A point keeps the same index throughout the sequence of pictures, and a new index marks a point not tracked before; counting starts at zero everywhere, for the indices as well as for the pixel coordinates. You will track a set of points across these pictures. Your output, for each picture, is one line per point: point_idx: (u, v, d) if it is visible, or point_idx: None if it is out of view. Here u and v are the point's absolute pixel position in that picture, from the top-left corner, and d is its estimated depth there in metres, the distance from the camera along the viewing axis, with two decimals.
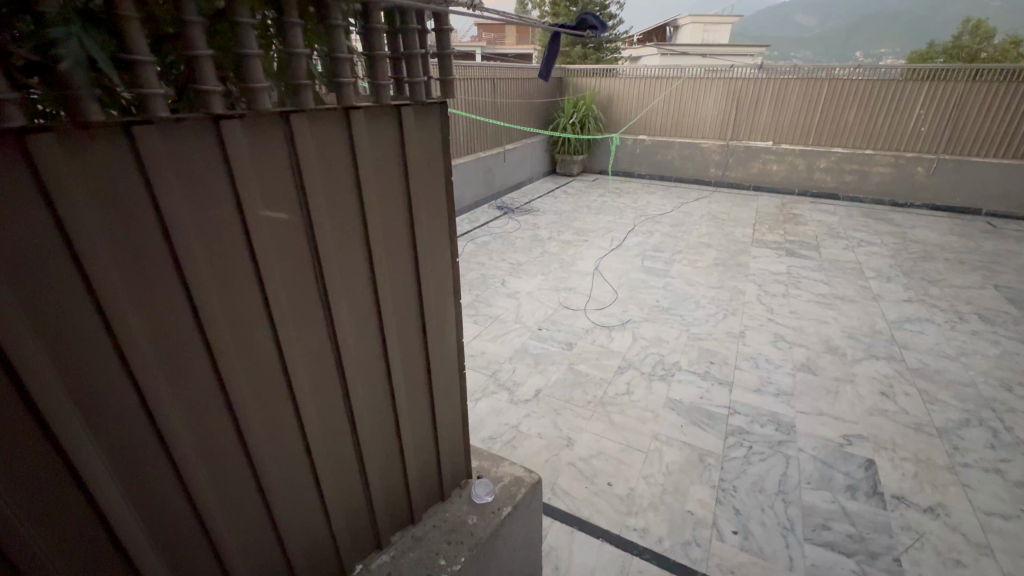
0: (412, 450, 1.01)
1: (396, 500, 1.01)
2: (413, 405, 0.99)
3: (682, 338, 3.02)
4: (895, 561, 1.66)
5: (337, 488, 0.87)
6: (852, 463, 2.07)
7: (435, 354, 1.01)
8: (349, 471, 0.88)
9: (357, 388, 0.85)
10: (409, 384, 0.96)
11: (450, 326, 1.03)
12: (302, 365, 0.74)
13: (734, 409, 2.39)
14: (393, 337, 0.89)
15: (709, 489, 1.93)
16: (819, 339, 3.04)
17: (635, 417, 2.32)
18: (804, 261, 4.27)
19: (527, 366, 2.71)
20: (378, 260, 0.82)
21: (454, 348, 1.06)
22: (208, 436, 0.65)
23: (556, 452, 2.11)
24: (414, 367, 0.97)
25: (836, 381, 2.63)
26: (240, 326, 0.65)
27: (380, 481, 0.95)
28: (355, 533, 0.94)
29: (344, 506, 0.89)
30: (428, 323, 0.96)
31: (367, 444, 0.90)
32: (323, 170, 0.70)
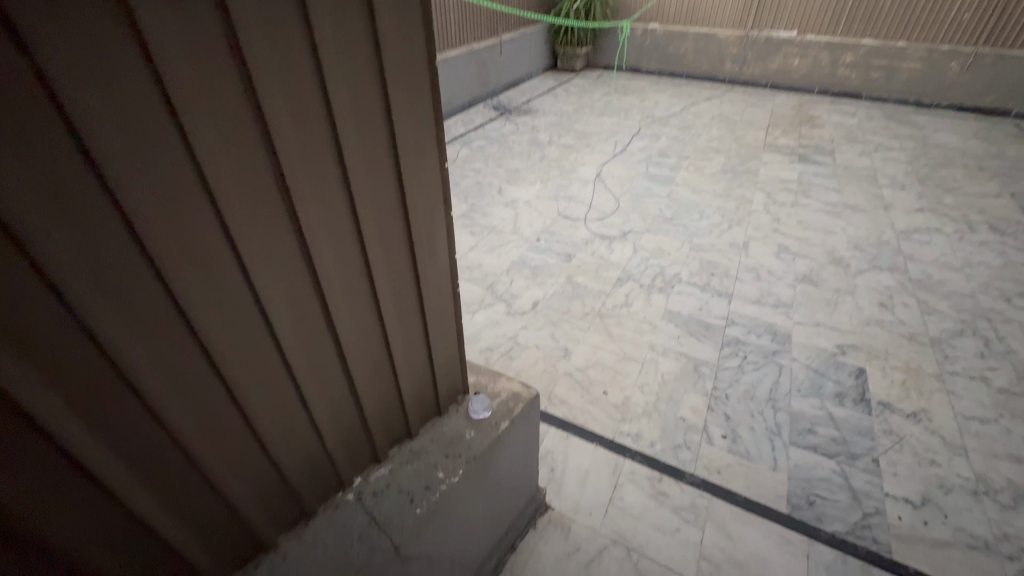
0: (406, 372, 0.98)
1: (391, 419, 0.99)
2: (404, 327, 0.94)
3: (684, 249, 2.95)
4: (874, 462, 1.75)
5: (328, 412, 0.85)
6: (843, 372, 2.11)
7: (426, 272, 0.93)
8: (339, 393, 0.86)
9: (340, 311, 0.79)
10: (398, 306, 0.90)
11: (442, 244, 0.95)
12: (274, 288, 0.68)
13: (732, 321, 2.39)
14: (376, 256, 0.81)
15: (701, 396, 1.98)
16: (823, 250, 2.97)
17: (633, 328, 2.33)
18: (816, 168, 4.06)
19: (525, 279, 2.66)
20: (353, 168, 0.71)
21: (447, 266, 0.99)
22: (177, 369, 0.60)
23: (554, 362, 2.14)
24: (403, 287, 0.90)
25: (836, 293, 2.61)
26: (194, 247, 0.57)
27: (373, 402, 0.93)
28: (351, 451, 0.93)
29: (335, 427, 0.87)
30: (417, 239, 0.88)
31: (357, 365, 0.86)
32: (274, 58, 0.57)
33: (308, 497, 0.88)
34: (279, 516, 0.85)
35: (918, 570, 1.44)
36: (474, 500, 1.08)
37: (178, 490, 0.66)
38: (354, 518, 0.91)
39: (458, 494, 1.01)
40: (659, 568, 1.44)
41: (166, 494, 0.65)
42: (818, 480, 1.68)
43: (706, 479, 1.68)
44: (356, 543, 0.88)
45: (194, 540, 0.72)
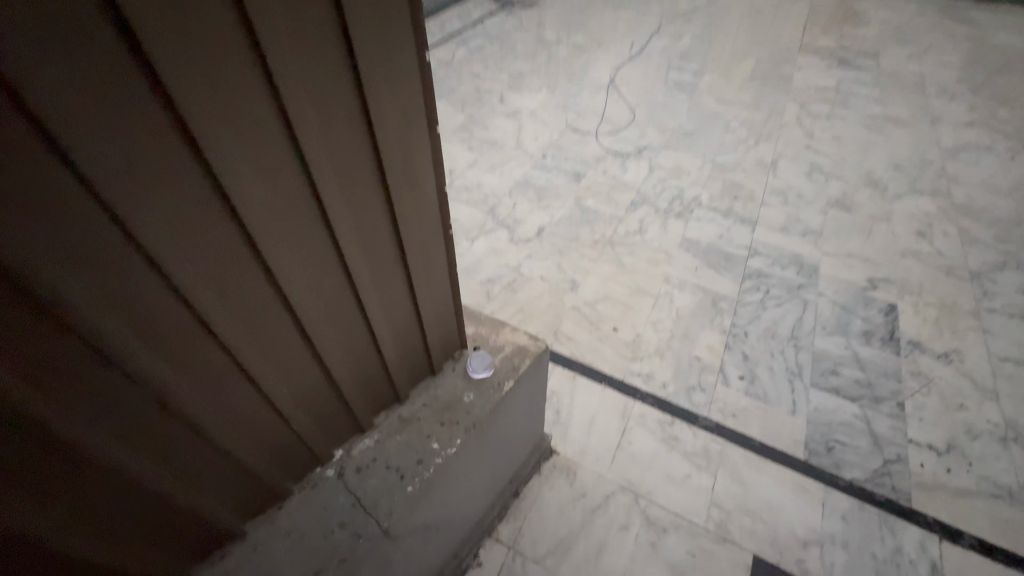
0: (388, 332, 0.80)
1: (373, 385, 0.84)
2: (381, 280, 0.74)
3: (705, 169, 2.65)
4: (898, 406, 1.65)
5: (290, 388, 0.69)
6: (873, 308, 1.95)
7: (409, 210, 0.71)
8: (298, 364, 0.69)
9: (283, 264, 0.59)
10: (373, 258, 0.70)
11: (428, 172, 0.71)
12: (172, 240, 0.47)
13: (755, 251, 2.18)
14: (332, 191, 0.59)
15: (719, 334, 1.84)
16: (859, 170, 2.68)
17: (646, 258, 2.13)
18: (857, 74, 3.59)
19: (529, 202, 2.41)
20: (278, 59, 0.46)
21: (436, 200, 0.76)
22: (52, 373, 0.44)
23: (560, 296, 1.97)
24: (377, 231, 0.69)
25: (871, 219, 2.38)
26: (35, 211, 0.38)
27: (347, 369, 0.76)
28: (325, 424, 0.79)
29: (298, 402, 0.72)
30: (391, 167, 0.64)
31: (320, 330, 0.68)
32: None
33: (277, 476, 0.75)
34: (245, 501, 0.73)
35: (936, 520, 1.39)
36: (474, 466, 0.96)
37: (82, 501, 0.52)
38: (335, 500, 0.79)
39: (455, 466, 0.88)
40: (667, 516, 1.38)
41: (82, 513, 0.53)
42: (838, 425, 1.59)
43: (720, 423, 1.58)
44: (337, 529, 0.76)
45: (138, 546, 0.61)
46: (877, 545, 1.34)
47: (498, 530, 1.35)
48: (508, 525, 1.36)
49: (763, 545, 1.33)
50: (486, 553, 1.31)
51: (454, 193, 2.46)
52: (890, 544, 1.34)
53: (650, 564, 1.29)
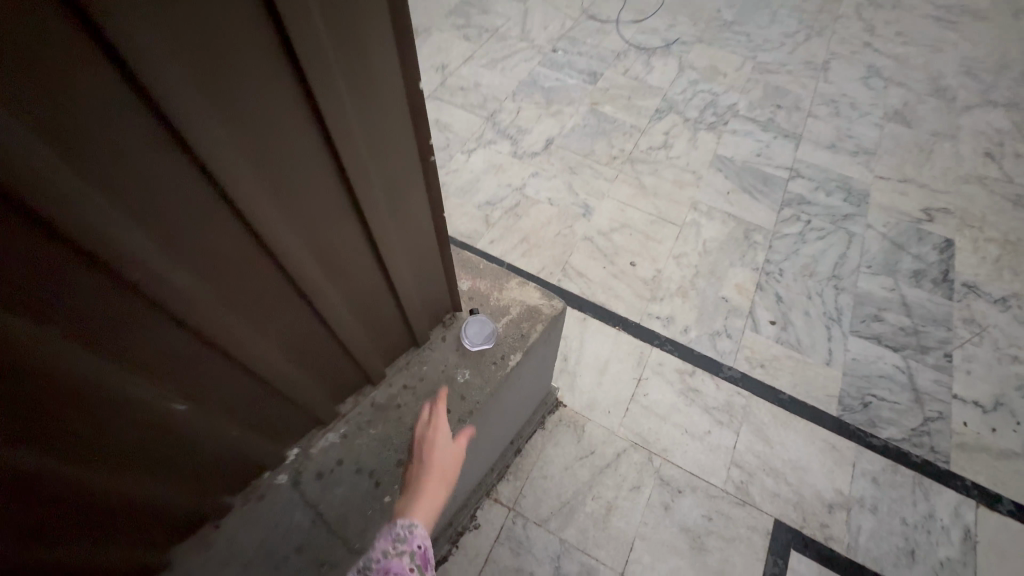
0: (333, 297, 0.59)
1: (320, 365, 0.64)
2: (309, 226, 0.51)
3: (745, 69, 2.24)
4: (946, 357, 1.47)
5: (214, 392, 0.53)
6: (927, 244, 1.71)
7: (346, 122, 0.47)
8: (179, 352, 0.47)
9: (101, 213, 0.35)
10: (308, 216, 0.50)
11: (377, 62, 0.46)
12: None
13: (797, 173, 1.88)
14: (184, 85, 0.34)
15: (750, 272, 1.61)
16: (925, 75, 2.27)
17: (671, 179, 1.83)
18: None
19: (536, 106, 2.04)
20: None
21: (394, 108, 0.51)
22: None
23: (570, 224, 1.70)
24: (292, 155, 0.45)
25: (933, 137, 2.04)
26: None
27: (271, 349, 0.56)
28: (250, 423, 0.59)
29: (192, 404, 0.51)
30: (307, 49, 0.39)
31: (208, 302, 0.47)
32: None
33: (181, 502, 0.56)
34: (132, 544, 0.54)
35: (975, 483, 1.27)
36: (471, 450, 0.80)
37: None
38: (289, 516, 0.63)
39: None
40: (684, 476, 1.26)
41: None
42: (877, 378, 1.42)
43: (747, 373, 1.41)
44: (294, 554, 0.62)
45: None
46: (908, 510, 1.23)
47: (498, 490, 1.23)
48: (508, 484, 1.23)
49: (785, 509, 1.22)
50: (484, 514, 1.20)
51: (447, 94, 2.07)
52: (923, 509, 1.23)
53: (663, 528, 1.19)
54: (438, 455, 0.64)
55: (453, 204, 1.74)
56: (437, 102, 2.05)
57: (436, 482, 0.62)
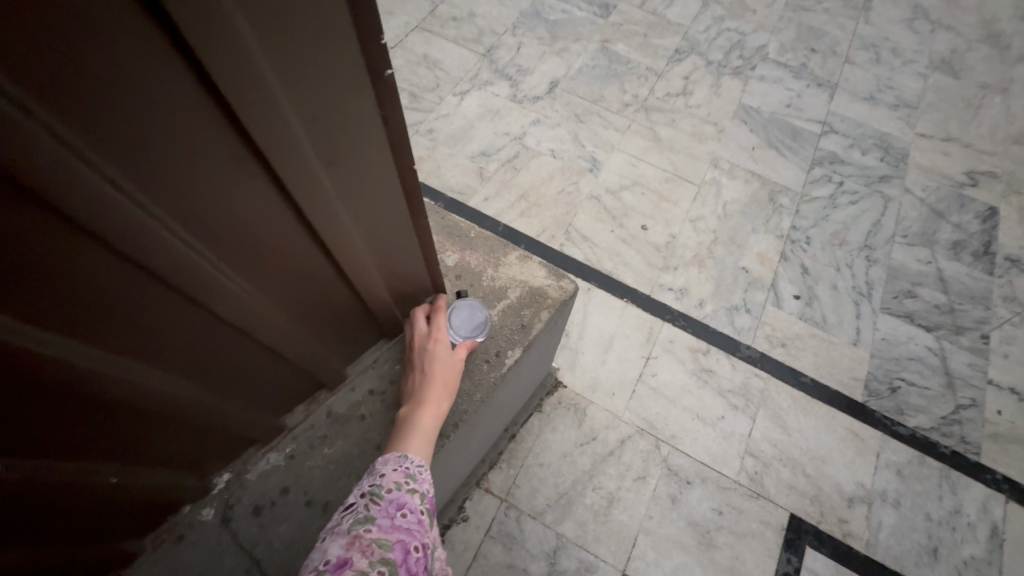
0: (271, 320, 0.47)
1: (261, 389, 0.53)
2: (235, 249, 0.40)
3: (777, 5, 1.97)
4: (982, 338, 1.34)
5: (145, 453, 0.45)
6: (968, 212, 1.54)
7: (277, 118, 0.34)
8: (81, 429, 0.38)
9: None
10: (245, 248, 0.40)
11: (325, 37, 0.32)
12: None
13: (830, 127, 1.68)
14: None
15: (774, 240, 1.44)
16: (976, 19, 2.02)
17: (690, 132, 1.62)
18: None
19: (539, 42, 1.79)
20: None
21: (355, 99, 0.38)
22: None
23: (574, 180, 1.50)
24: (196, 162, 0.32)
25: (982, 90, 1.82)
26: None
27: (194, 390, 0.45)
28: (169, 466, 0.49)
29: (110, 473, 0.42)
30: (195, 18, 0.26)
31: (96, 364, 0.35)
32: None
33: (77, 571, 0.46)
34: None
35: (1006, 477, 1.17)
36: (458, 453, 0.69)
37: None
38: (216, 560, 0.53)
39: None
40: (693, 466, 1.15)
41: None
42: (907, 360, 1.30)
43: (766, 353, 1.28)
44: None
45: None
46: (932, 505, 1.13)
47: (488, 479, 1.11)
48: (500, 473, 1.12)
49: (801, 503, 1.12)
50: (473, 506, 1.08)
51: (437, 25, 1.81)
52: (949, 504, 1.14)
53: (668, 522, 1.09)
54: (441, 367, 0.56)
55: (442, 154, 1.54)
56: (426, 33, 1.79)
57: (439, 399, 0.54)
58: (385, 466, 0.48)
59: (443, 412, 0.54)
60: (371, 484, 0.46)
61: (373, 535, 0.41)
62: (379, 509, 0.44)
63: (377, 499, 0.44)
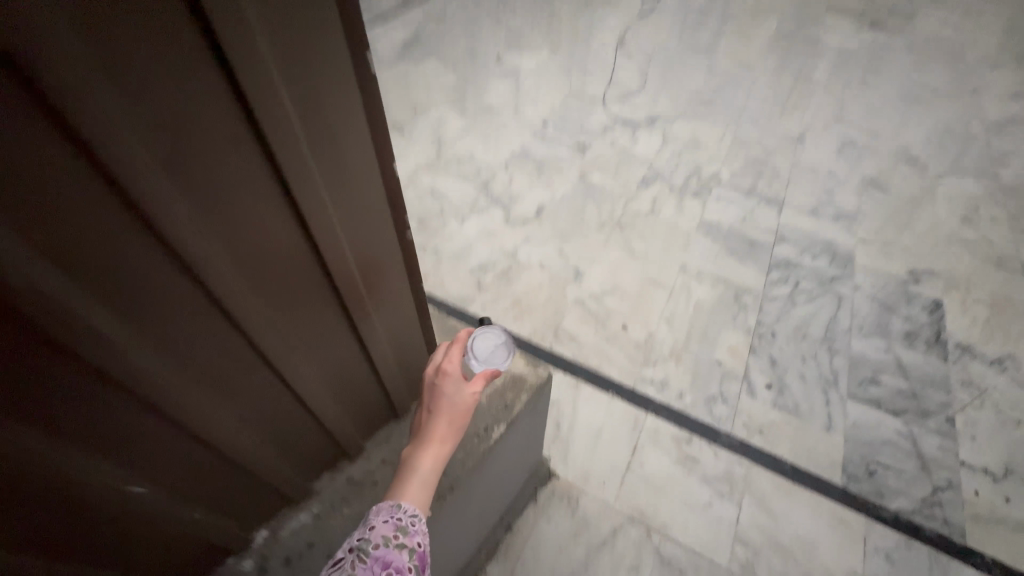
0: (301, 368, 0.60)
1: (257, 407, 0.58)
2: (312, 346, 0.60)
3: (725, 141, 2.37)
4: (948, 422, 1.43)
5: (221, 498, 0.60)
6: (916, 306, 1.72)
7: (348, 263, 0.57)
8: (193, 466, 0.55)
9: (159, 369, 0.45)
10: (317, 346, 0.61)
11: (348, 132, 0.48)
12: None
13: (782, 237, 1.93)
14: (108, 102, 0.31)
15: (742, 335, 1.61)
16: (894, 146, 2.40)
17: (659, 243, 1.88)
18: (892, 35, 3.21)
19: (527, 176, 2.13)
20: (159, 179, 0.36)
21: (384, 234, 0.61)
22: None
23: (561, 287, 1.72)
24: (294, 280, 0.53)
25: (909, 202, 2.12)
26: None
27: (218, 411, 0.53)
28: (210, 504, 0.59)
29: (197, 510, 0.58)
30: (312, 201, 0.48)
31: (219, 420, 0.54)
32: None
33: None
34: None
35: (995, 559, 1.19)
36: (457, 523, 0.79)
37: None
38: None
39: None
40: (686, 555, 1.18)
41: None
42: (880, 444, 1.38)
43: (746, 441, 1.37)
44: None
45: None
46: None
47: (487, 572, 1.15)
48: (499, 565, 1.16)
49: None
50: None
51: (443, 165, 2.17)
52: None
53: None
54: (450, 398, 0.66)
55: (445, 270, 1.77)
56: (433, 172, 2.14)
57: (443, 438, 0.65)
58: (375, 520, 0.58)
59: (445, 450, 0.65)
60: (359, 540, 0.56)
61: None
62: (364, 567, 0.54)
63: (363, 556, 0.55)
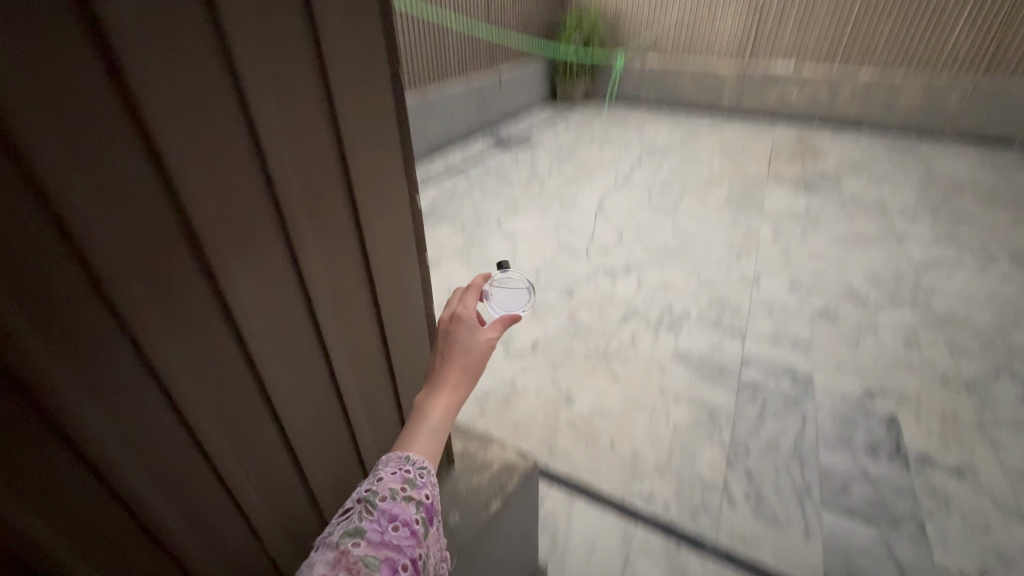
0: (363, 411, 1.00)
1: (310, 376, 0.84)
2: (370, 397, 1.01)
3: (692, 284, 2.79)
4: (919, 528, 1.54)
5: (309, 499, 0.93)
6: (874, 420, 1.92)
7: (394, 344, 1.02)
8: (305, 471, 0.89)
9: (306, 398, 0.85)
10: (371, 397, 1.01)
11: (403, 274, 0.98)
12: (65, 145, 0.47)
13: (747, 362, 2.21)
14: (324, 262, 0.79)
15: (719, 449, 1.79)
16: (838, 285, 2.81)
17: (639, 371, 2.15)
18: (824, 197, 3.89)
19: (524, 316, 2.50)
20: (331, 298, 0.83)
21: (413, 329, 1.07)
22: (184, 494, 0.68)
23: (556, 410, 1.95)
24: (369, 353, 0.96)
25: (856, 330, 2.44)
26: (206, 378, 0.67)
27: (323, 431, 0.91)
28: (303, 503, 0.92)
29: (297, 504, 0.91)
30: (384, 309, 0.96)
31: (322, 438, 0.91)
32: (249, 183, 0.64)
33: (205, 508, 0.72)
34: (104, 526, 0.61)
35: None
36: None
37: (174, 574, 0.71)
38: None
39: None
40: None
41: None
42: (857, 551, 1.48)
43: (730, 549, 1.48)
44: None
45: None
46: None
47: None
48: None
49: None
50: None
51: None
52: None
53: None
54: (463, 346, 0.82)
55: None
56: None
57: (455, 382, 0.80)
58: (385, 474, 0.73)
59: (456, 391, 0.80)
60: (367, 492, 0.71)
61: (363, 546, 0.65)
62: (374, 519, 0.68)
63: (370, 509, 0.69)
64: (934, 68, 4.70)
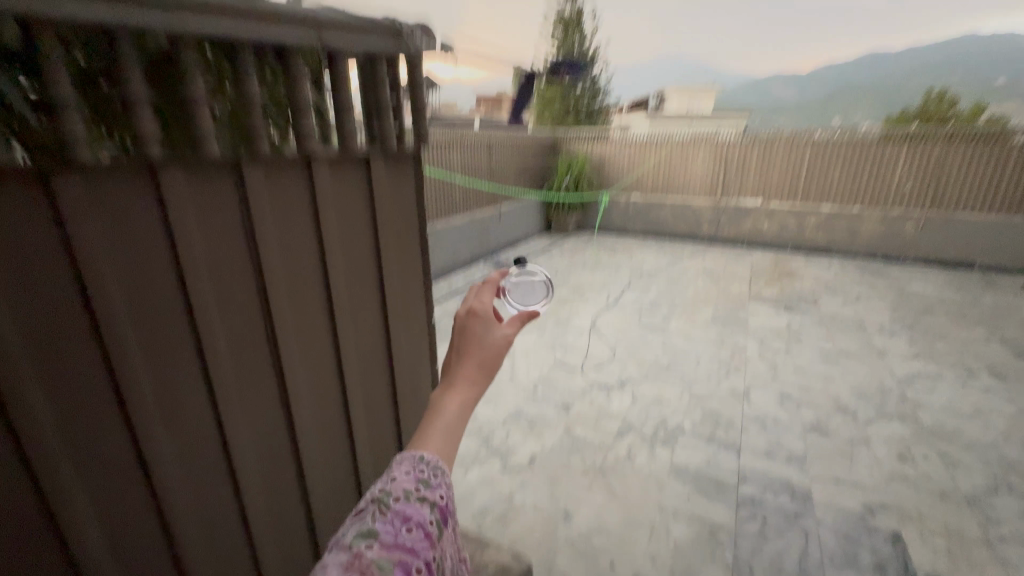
0: (366, 458, 1.10)
1: (325, 415, 0.98)
2: (374, 445, 1.12)
3: (685, 399, 2.87)
4: None
5: (306, 536, 1.01)
6: (878, 537, 1.89)
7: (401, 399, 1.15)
8: (307, 504, 0.99)
9: (320, 436, 0.98)
10: (376, 446, 1.13)
11: (415, 337, 1.14)
12: (192, 216, 0.70)
13: (744, 477, 2.23)
14: (351, 319, 0.97)
15: (722, 570, 1.75)
16: (827, 399, 2.89)
17: (637, 486, 2.16)
18: (804, 316, 4.13)
19: (521, 432, 2.55)
20: (353, 350, 0.99)
21: (421, 389, 1.20)
22: (204, 500, 0.80)
23: (554, 527, 1.93)
24: (379, 403, 1.10)
25: (849, 444, 2.48)
26: (244, 400, 0.83)
27: (328, 469, 1.02)
28: (302, 538, 1.00)
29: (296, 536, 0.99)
30: (397, 366, 1.11)
31: (327, 476, 1.02)
32: (304, 251, 0.86)
33: (216, 520, 0.83)
34: (140, 517, 0.73)
35: None
36: None
37: None
38: None
39: None
40: None
41: None
42: None
43: None
44: None
45: None
46: None
47: None
48: None
49: None
50: None
51: None
52: None
53: None
54: (481, 337, 0.84)
55: None
56: None
57: (472, 372, 0.81)
58: (398, 471, 0.69)
59: (472, 381, 0.81)
60: (381, 491, 0.66)
61: (376, 547, 0.59)
62: (387, 518, 0.62)
63: (385, 508, 0.63)
64: (884, 202, 5.31)
